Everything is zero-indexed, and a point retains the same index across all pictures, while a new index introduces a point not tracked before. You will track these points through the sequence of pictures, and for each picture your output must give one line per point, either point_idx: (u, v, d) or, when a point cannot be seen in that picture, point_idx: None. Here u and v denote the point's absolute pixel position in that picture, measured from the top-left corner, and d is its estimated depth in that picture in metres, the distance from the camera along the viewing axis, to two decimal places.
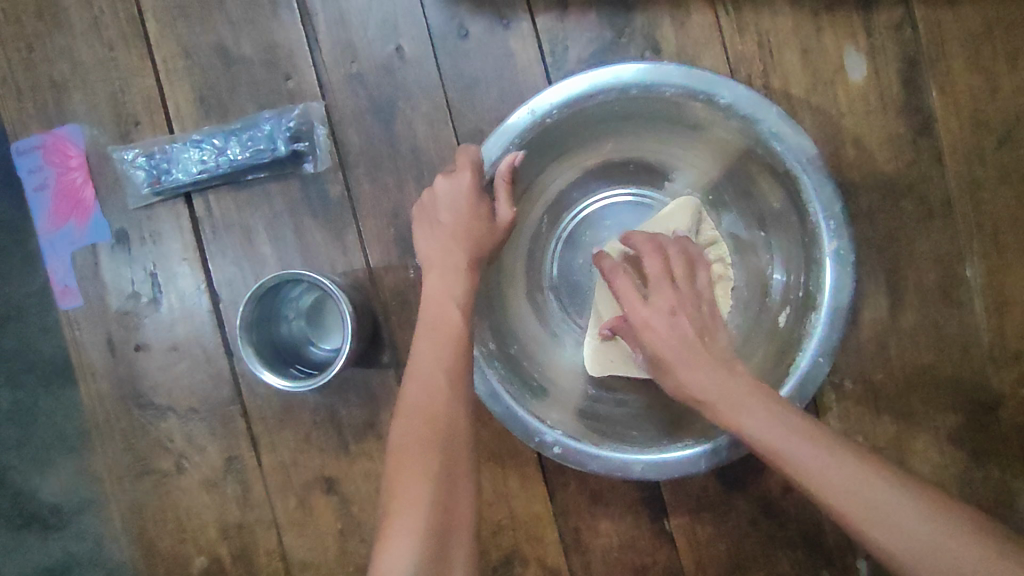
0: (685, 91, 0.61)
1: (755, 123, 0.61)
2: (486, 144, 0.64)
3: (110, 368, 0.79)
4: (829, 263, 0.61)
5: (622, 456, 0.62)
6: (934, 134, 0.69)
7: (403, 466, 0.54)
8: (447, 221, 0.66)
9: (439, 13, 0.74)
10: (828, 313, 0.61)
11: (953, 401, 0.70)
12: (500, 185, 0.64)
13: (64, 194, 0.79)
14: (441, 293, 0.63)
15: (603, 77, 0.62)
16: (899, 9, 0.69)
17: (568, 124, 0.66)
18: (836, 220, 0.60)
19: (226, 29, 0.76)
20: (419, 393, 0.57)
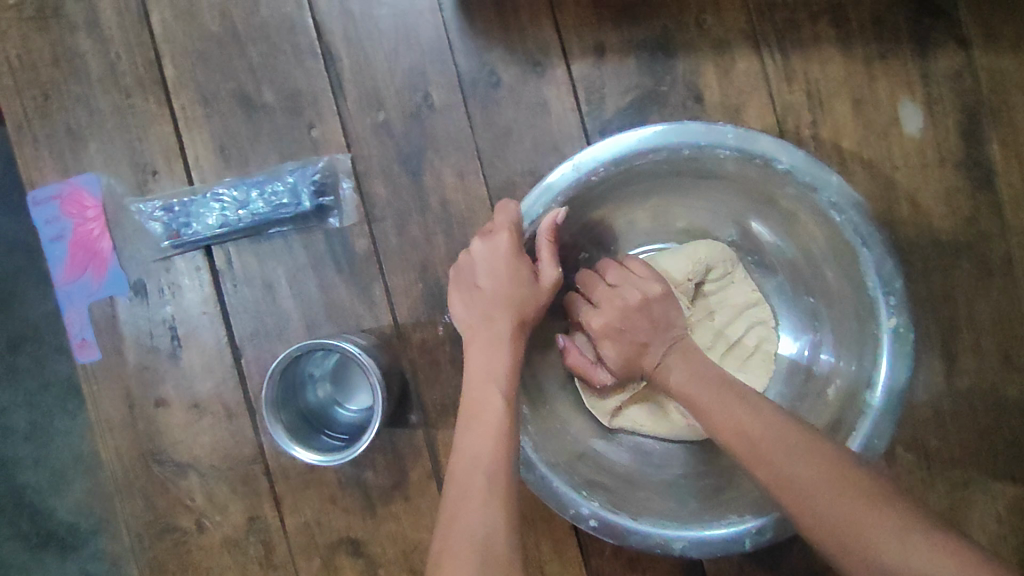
0: (741, 155, 0.57)
1: (814, 192, 0.57)
2: (524, 204, 0.60)
3: (129, 424, 0.77)
4: (886, 341, 0.57)
5: (663, 530, 0.57)
6: (994, 189, 0.66)
7: (448, 538, 0.49)
8: (487, 285, 0.60)
9: (469, 60, 0.70)
10: (884, 391, 0.57)
11: (1012, 469, 0.66)
12: (543, 245, 0.59)
13: (81, 245, 0.77)
14: (482, 368, 0.57)
15: (655, 134, 0.57)
16: (959, 56, 0.65)
17: (611, 181, 0.61)
18: (895, 296, 0.57)
19: (247, 76, 0.74)
20: (465, 456, 0.53)
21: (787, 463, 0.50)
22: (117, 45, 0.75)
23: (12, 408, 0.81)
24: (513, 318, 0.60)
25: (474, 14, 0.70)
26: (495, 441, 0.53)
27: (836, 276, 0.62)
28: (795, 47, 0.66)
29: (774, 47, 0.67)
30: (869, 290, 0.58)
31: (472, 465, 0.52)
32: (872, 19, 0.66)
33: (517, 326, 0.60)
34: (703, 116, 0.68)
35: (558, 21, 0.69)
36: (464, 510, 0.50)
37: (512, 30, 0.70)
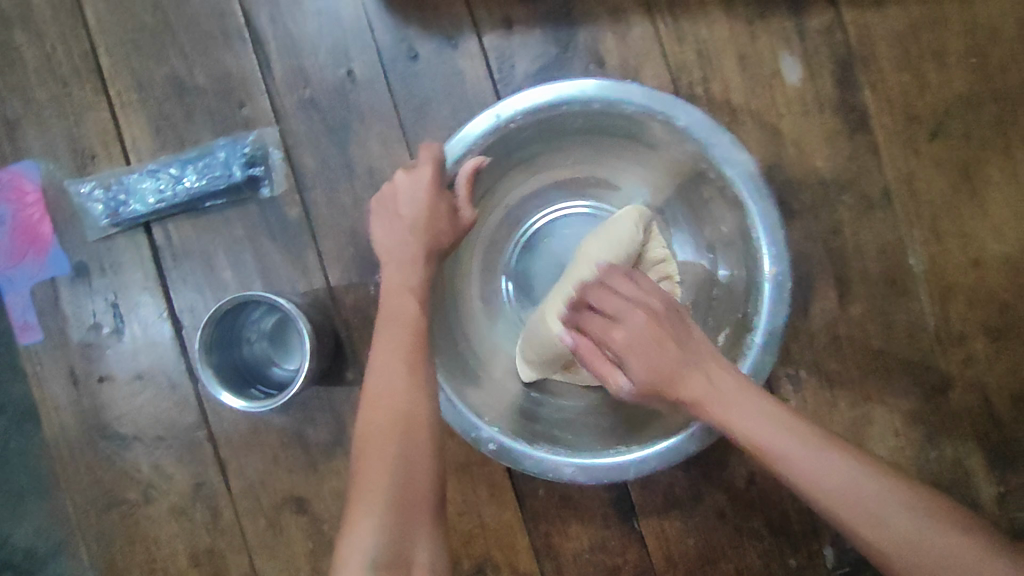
0: (645, 111, 0.61)
1: (707, 148, 0.60)
2: (449, 143, 0.64)
3: (73, 401, 0.79)
4: (767, 288, 0.60)
5: (553, 457, 0.62)
6: (869, 130, 0.72)
7: (372, 397, 0.56)
8: (408, 214, 0.63)
9: (388, 36, 0.75)
10: (764, 333, 0.60)
11: (904, 385, 0.72)
12: (462, 186, 0.64)
13: (22, 230, 0.79)
14: (401, 282, 0.62)
15: (569, 89, 0.61)
16: (829, 14, 0.72)
17: (530, 131, 0.65)
18: (778, 245, 0.59)
19: (179, 61, 0.78)
20: (389, 327, 0.59)
21: (750, 411, 0.52)
22: (52, 37, 0.78)
23: None
24: (430, 246, 0.63)
25: None
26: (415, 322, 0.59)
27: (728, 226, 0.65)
28: (683, 11, 0.73)
29: (665, 12, 0.73)
30: (755, 240, 0.60)
31: (391, 340, 0.58)
32: None
33: (433, 253, 0.64)
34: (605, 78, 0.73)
35: None
36: (388, 376, 0.56)
37: (426, 7, 0.75)
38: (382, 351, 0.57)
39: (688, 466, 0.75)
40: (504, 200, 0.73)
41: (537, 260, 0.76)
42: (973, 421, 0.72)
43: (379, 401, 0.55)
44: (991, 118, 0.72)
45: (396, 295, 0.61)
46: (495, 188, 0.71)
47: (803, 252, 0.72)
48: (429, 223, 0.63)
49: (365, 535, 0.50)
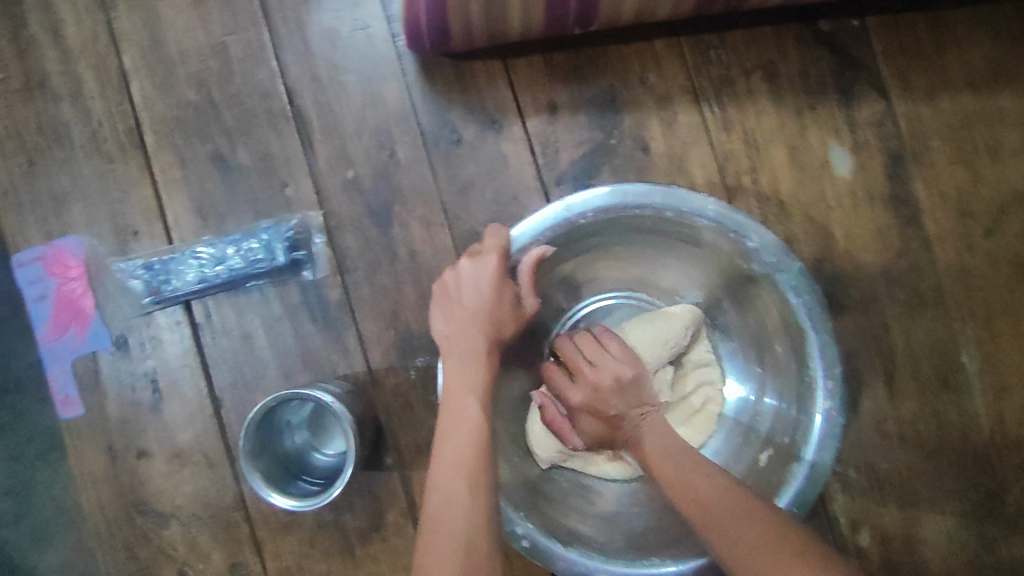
0: (716, 226, 0.61)
1: (776, 271, 0.61)
2: (516, 230, 0.62)
3: (111, 476, 0.79)
4: (819, 419, 0.60)
5: (588, 563, 0.60)
6: (921, 225, 0.71)
7: (427, 552, 0.51)
8: (471, 305, 0.62)
9: (432, 119, 0.75)
10: (808, 469, 0.60)
11: (957, 486, 0.70)
12: (525, 279, 0.62)
13: (65, 304, 0.80)
14: (459, 386, 0.59)
15: (647, 192, 0.60)
16: (880, 105, 0.71)
17: (595, 228, 0.64)
18: (835, 379, 0.59)
19: (223, 139, 0.78)
20: (445, 464, 0.55)
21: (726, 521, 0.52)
22: (98, 114, 0.79)
23: None
24: (490, 339, 0.62)
25: (435, 77, 0.75)
26: (474, 455, 0.55)
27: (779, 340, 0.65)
28: (731, 100, 0.72)
29: (712, 100, 0.72)
30: (812, 371, 0.60)
31: (449, 485, 0.54)
32: (799, 72, 0.71)
33: (493, 346, 0.62)
34: (651, 166, 0.73)
35: (512, 81, 0.74)
36: (445, 525, 0.52)
37: (470, 90, 0.75)
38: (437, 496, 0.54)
39: None
40: (552, 288, 0.71)
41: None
42: None
43: (432, 558, 0.51)
44: None
45: (453, 428, 0.57)
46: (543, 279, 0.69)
47: (852, 347, 0.71)
48: (491, 314, 0.62)
49: None
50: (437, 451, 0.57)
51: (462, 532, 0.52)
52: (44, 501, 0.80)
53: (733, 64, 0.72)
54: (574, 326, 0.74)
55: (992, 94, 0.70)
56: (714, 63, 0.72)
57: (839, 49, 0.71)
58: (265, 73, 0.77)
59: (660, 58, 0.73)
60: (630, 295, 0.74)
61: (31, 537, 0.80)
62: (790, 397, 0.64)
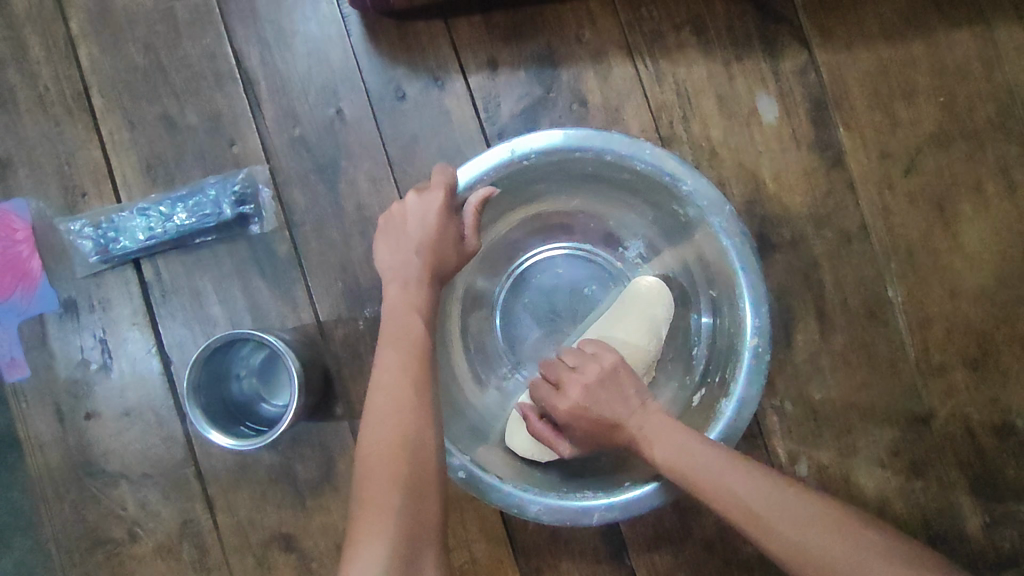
0: (653, 170, 0.63)
1: (707, 216, 0.63)
2: (461, 171, 0.65)
3: (59, 439, 0.78)
4: (747, 358, 0.62)
5: (522, 494, 0.62)
6: (845, 167, 0.74)
7: (371, 444, 0.55)
8: (416, 236, 0.64)
9: (377, 77, 0.77)
10: (737, 402, 0.62)
11: (887, 414, 0.73)
12: (469, 216, 0.64)
13: (10, 267, 0.79)
14: (403, 306, 0.63)
15: (589, 138, 0.63)
16: (802, 56, 0.75)
17: (542, 169, 0.67)
18: (763, 317, 0.62)
19: (171, 100, 0.79)
20: (390, 367, 0.59)
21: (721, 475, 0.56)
22: (44, 78, 0.80)
23: None
24: (432, 269, 0.64)
25: (379, 36, 0.77)
26: (417, 362, 0.59)
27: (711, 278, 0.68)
28: (662, 53, 0.75)
29: (645, 53, 0.75)
30: (740, 310, 0.62)
31: (394, 387, 0.57)
32: (726, 26, 0.75)
33: (437, 276, 0.64)
34: (588, 118, 0.76)
35: (454, 39, 0.77)
36: (389, 420, 0.56)
37: (413, 49, 0.77)
38: (383, 395, 0.57)
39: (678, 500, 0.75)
40: (501, 238, 0.76)
41: (526, 294, 0.79)
42: (957, 451, 0.73)
43: (378, 451, 0.55)
44: (961, 155, 0.74)
45: (399, 337, 0.60)
46: (500, 221, 0.74)
47: (784, 286, 0.74)
48: (434, 244, 0.64)
49: (372, 559, 0.49)
50: (382, 360, 0.60)
51: (409, 430, 0.55)
52: None
53: (663, 19, 0.75)
54: (525, 272, 0.79)
55: (904, 44, 0.75)
56: (645, 19, 0.76)
57: (762, 4, 0.75)
58: (211, 35, 0.79)
59: (594, 15, 0.76)
60: (579, 245, 0.78)
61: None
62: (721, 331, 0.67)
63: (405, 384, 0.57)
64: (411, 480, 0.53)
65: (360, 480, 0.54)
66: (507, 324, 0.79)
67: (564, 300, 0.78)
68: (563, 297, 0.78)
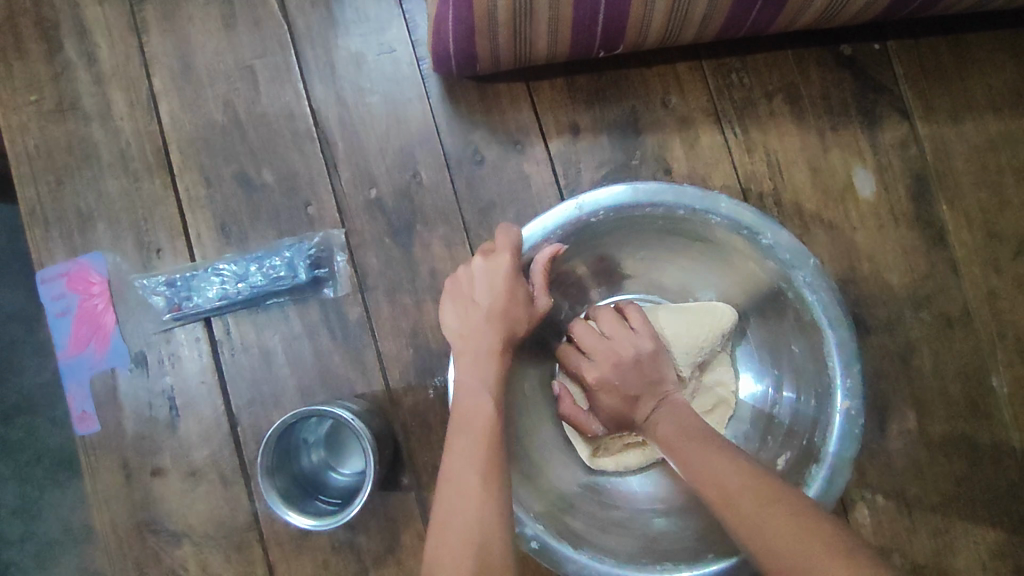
0: (730, 224, 0.60)
1: (791, 270, 0.60)
2: (526, 231, 0.62)
3: (125, 495, 0.78)
4: (838, 420, 0.58)
5: (597, 566, 0.59)
6: (948, 247, 0.70)
7: (440, 539, 0.51)
8: (485, 301, 0.61)
9: (455, 140, 0.76)
10: (829, 466, 0.58)
11: (990, 513, 0.68)
12: (539, 278, 0.62)
13: (85, 320, 0.80)
14: (472, 381, 0.58)
15: (658, 191, 0.60)
16: (903, 128, 0.71)
17: (609, 227, 0.64)
18: (853, 377, 0.58)
19: (248, 158, 0.79)
20: (457, 457, 0.54)
21: (701, 459, 0.55)
22: (125, 133, 0.81)
23: None
24: (504, 339, 0.60)
25: (458, 99, 0.76)
26: (488, 455, 0.54)
27: (790, 335, 0.65)
28: (753, 122, 0.72)
29: (734, 122, 0.73)
30: (829, 372, 0.59)
31: (462, 483, 0.53)
32: (821, 95, 0.72)
33: (508, 346, 0.61)
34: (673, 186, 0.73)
35: (535, 103, 0.75)
36: (456, 520, 0.51)
37: (493, 112, 0.76)
38: (452, 492, 0.53)
39: None
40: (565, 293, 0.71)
41: None
42: None
43: (445, 553, 0.50)
44: None
45: (464, 421, 0.56)
46: (570, 279, 0.70)
47: (879, 370, 0.69)
48: (505, 310, 0.60)
49: None
50: (451, 449, 0.56)
51: (477, 521, 0.51)
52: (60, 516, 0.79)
53: (755, 87, 0.72)
54: None
55: (1015, 118, 0.70)
56: (735, 86, 0.73)
57: (861, 72, 0.72)
58: (291, 94, 0.79)
59: (682, 81, 0.73)
60: (648, 295, 0.73)
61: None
62: (806, 397, 0.63)
63: (472, 480, 0.53)
64: None
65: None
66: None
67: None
68: None
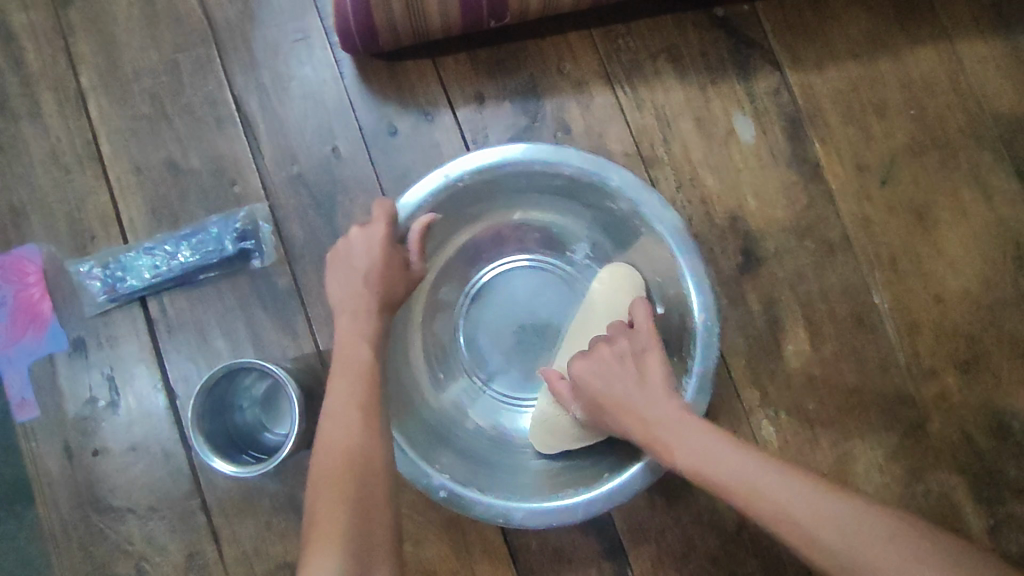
0: (582, 171, 0.66)
1: (638, 206, 0.66)
2: (403, 200, 0.66)
3: (67, 476, 0.80)
4: (699, 336, 0.64)
5: (503, 501, 0.62)
6: (823, 181, 0.77)
7: (324, 465, 0.55)
8: (362, 266, 0.65)
9: (370, 114, 0.81)
10: (695, 379, 0.64)
11: (882, 419, 0.74)
12: (414, 245, 0.65)
13: (22, 310, 0.82)
14: (353, 335, 0.62)
15: (509, 152, 0.66)
16: (775, 77, 0.78)
17: (476, 190, 0.69)
18: (706, 293, 0.64)
19: (175, 145, 0.83)
20: (338, 396, 0.58)
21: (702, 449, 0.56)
22: (55, 129, 0.84)
23: None
24: (384, 300, 0.64)
25: (370, 77, 0.81)
26: (363, 392, 0.58)
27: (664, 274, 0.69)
28: (640, 80, 0.79)
29: (623, 81, 0.79)
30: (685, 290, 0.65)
31: (343, 416, 0.57)
32: (700, 52, 0.79)
33: (387, 305, 0.65)
34: (573, 143, 0.79)
35: (442, 76, 0.81)
36: (334, 442, 0.55)
37: (404, 86, 0.81)
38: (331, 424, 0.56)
39: (680, 515, 0.75)
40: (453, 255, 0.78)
41: (487, 313, 0.80)
42: (955, 453, 0.74)
43: (328, 478, 0.53)
44: (935, 165, 0.77)
45: (344, 365, 0.60)
46: (444, 244, 0.76)
47: (772, 296, 0.75)
48: (382, 276, 0.64)
49: None
50: (332, 390, 0.59)
51: (358, 444, 0.55)
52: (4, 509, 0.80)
53: (640, 49, 0.79)
54: (482, 287, 0.80)
55: (872, 62, 0.78)
56: (623, 49, 0.79)
57: (733, 30, 0.79)
58: (213, 82, 0.83)
59: (574, 48, 0.80)
60: (535, 256, 0.80)
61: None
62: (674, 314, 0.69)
63: (354, 413, 0.57)
64: (358, 500, 0.52)
65: (308, 506, 0.53)
66: (473, 340, 0.79)
67: (527, 312, 0.80)
68: (525, 310, 0.80)
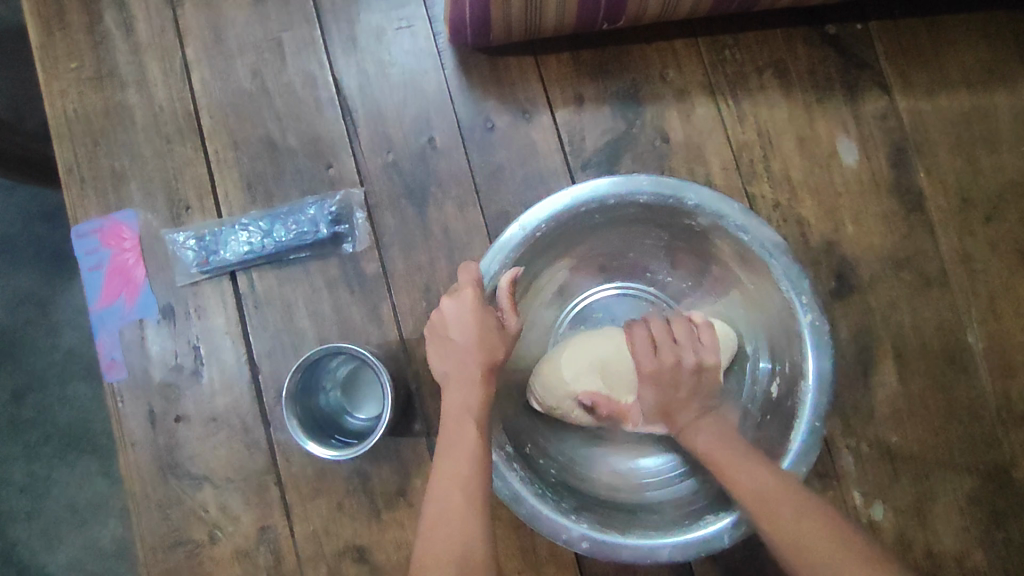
0: (656, 197, 0.66)
1: (723, 219, 0.66)
2: (484, 262, 0.66)
3: (149, 438, 0.82)
4: (807, 335, 0.65)
5: (649, 542, 0.63)
6: (925, 212, 0.75)
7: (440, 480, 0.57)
8: (461, 337, 0.63)
9: (468, 109, 0.82)
10: (814, 380, 0.64)
11: (967, 461, 0.73)
12: (503, 298, 0.64)
13: (117, 274, 0.84)
14: (461, 400, 0.60)
15: (582, 193, 0.66)
16: (883, 102, 0.77)
17: (548, 238, 0.70)
18: (807, 295, 0.65)
19: (274, 124, 0.84)
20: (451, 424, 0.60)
21: (750, 465, 0.60)
22: (159, 98, 0.86)
23: (53, 429, 0.98)
24: (486, 363, 0.62)
25: (471, 72, 0.82)
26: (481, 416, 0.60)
27: (770, 316, 0.70)
28: (745, 95, 0.78)
29: (727, 94, 0.78)
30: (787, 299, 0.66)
31: (456, 441, 0.59)
32: (807, 71, 0.78)
33: (491, 370, 0.62)
34: (671, 153, 0.78)
35: (542, 75, 0.81)
36: (452, 472, 0.57)
37: (504, 83, 0.81)
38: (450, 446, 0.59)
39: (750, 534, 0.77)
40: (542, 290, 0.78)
41: None
42: None
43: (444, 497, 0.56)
44: None
45: (461, 389, 0.61)
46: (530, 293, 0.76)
47: (863, 324, 0.74)
48: (480, 341, 0.62)
49: None
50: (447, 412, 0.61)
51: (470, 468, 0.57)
52: (60, 460, 0.98)
53: (747, 62, 0.78)
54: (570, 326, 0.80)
55: (986, 92, 0.77)
56: (729, 61, 0.78)
57: (844, 50, 0.78)
58: (314, 64, 0.84)
59: (679, 56, 0.79)
60: (627, 286, 0.81)
61: (51, 489, 0.97)
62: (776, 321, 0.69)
63: (467, 435, 0.59)
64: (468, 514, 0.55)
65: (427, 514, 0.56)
66: None
67: None
68: None
